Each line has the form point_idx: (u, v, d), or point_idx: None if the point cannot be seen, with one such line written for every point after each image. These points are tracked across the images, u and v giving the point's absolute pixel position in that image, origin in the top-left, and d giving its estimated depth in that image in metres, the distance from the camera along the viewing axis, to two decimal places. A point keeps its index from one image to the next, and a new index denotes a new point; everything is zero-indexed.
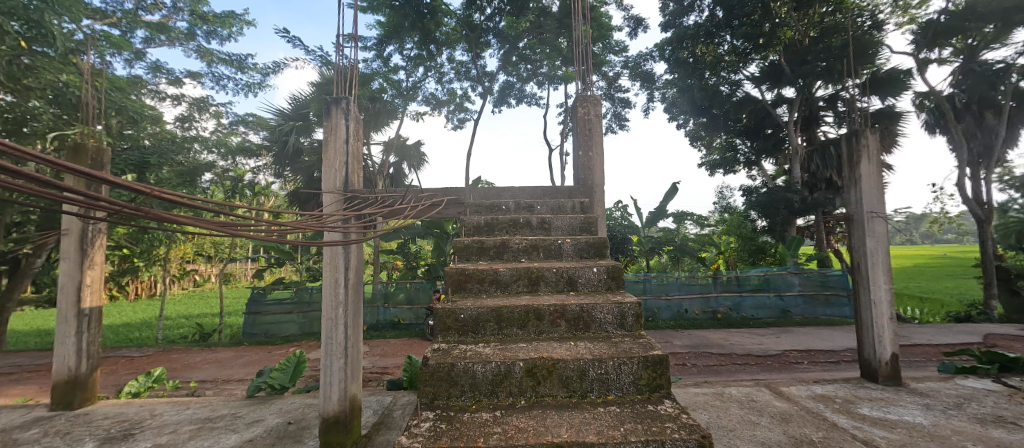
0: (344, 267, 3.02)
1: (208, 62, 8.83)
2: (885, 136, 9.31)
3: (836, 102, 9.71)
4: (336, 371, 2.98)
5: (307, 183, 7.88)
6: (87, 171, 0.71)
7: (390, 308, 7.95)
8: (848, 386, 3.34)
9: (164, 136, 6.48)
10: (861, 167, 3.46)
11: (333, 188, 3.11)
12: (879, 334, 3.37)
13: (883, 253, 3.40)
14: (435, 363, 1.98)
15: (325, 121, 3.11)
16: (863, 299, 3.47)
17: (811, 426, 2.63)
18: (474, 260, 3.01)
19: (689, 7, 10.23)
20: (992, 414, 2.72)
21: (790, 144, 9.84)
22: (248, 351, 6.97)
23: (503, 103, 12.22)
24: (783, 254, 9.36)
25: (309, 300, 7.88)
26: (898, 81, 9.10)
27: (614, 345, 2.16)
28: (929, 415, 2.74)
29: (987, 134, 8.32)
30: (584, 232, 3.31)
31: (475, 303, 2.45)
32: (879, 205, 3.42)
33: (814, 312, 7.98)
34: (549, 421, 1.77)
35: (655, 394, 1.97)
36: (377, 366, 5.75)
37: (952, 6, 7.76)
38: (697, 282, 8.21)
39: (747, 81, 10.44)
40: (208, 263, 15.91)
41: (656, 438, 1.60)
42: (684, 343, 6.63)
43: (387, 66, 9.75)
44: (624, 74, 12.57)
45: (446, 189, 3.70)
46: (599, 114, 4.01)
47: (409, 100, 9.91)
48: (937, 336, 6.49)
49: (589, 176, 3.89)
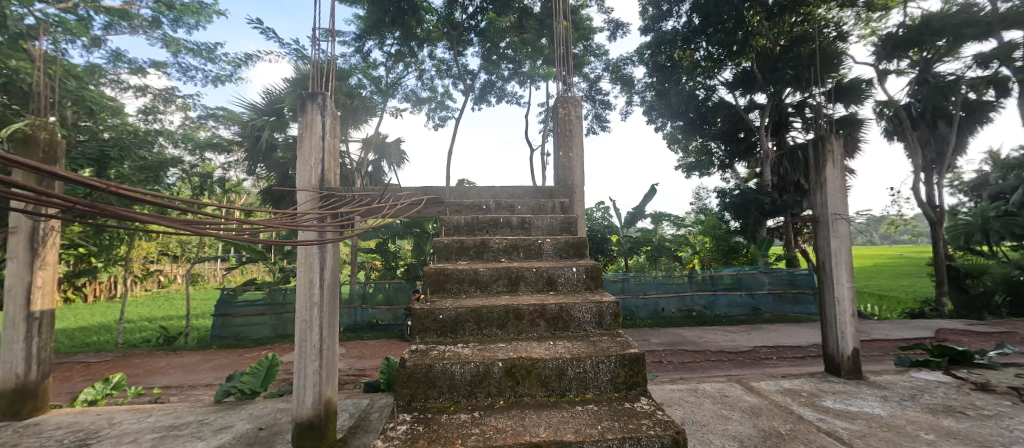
0: (319, 267, 2.94)
1: (174, 52, 8.41)
2: (848, 142, 9.82)
3: (804, 108, 10.17)
4: (310, 374, 2.90)
5: (282, 181, 7.63)
6: (44, 166, 0.66)
7: (368, 309, 7.80)
8: (813, 380, 3.50)
9: (126, 130, 6.13)
10: (826, 171, 3.62)
11: (308, 186, 3.02)
12: (842, 330, 3.54)
13: (846, 253, 3.57)
14: (413, 364, 1.94)
15: (299, 117, 3.01)
16: (828, 297, 3.64)
17: (779, 420, 2.73)
18: (454, 260, 2.98)
19: (667, 13, 10.45)
20: (942, 404, 2.91)
21: (762, 148, 10.21)
22: (217, 355, 6.68)
23: (484, 101, 12.19)
24: (755, 254, 9.71)
25: (283, 301, 7.66)
26: (860, 90, 9.61)
27: (592, 343, 2.19)
28: (886, 407, 2.90)
29: (939, 141, 8.90)
30: (564, 232, 3.34)
31: (455, 304, 2.43)
32: (843, 207, 3.59)
33: (783, 310, 8.31)
34: (527, 421, 1.77)
35: (632, 392, 2.00)
36: (354, 369, 5.63)
37: (909, 21, 8.20)
38: (674, 281, 8.41)
39: (721, 86, 10.81)
40: (174, 263, 15.19)
41: (632, 435, 1.63)
42: (660, 340, 6.78)
43: (366, 62, 9.57)
44: (604, 76, 12.78)
45: (425, 188, 3.65)
46: (580, 115, 4.06)
47: (389, 97, 9.77)
48: (894, 331, 6.89)
49: (570, 177, 3.93)
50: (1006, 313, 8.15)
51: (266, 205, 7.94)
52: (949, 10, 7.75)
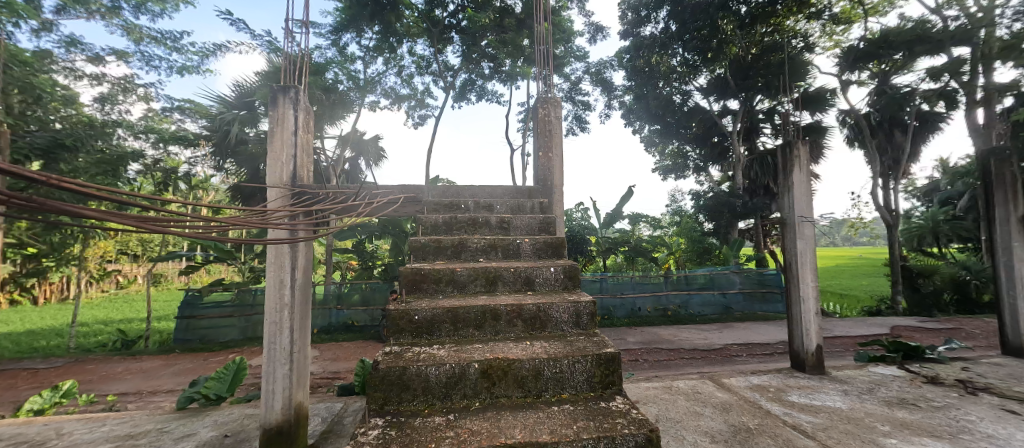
0: (291, 268, 2.83)
1: (136, 40, 7.94)
2: (813, 148, 10.30)
3: (773, 115, 10.61)
4: (280, 378, 2.80)
5: (252, 177, 7.33)
6: None
7: (343, 309, 7.59)
8: (780, 376, 3.64)
9: (80, 121, 5.74)
10: (793, 175, 3.77)
11: (278, 183, 2.90)
12: (807, 328, 3.69)
13: (811, 254, 3.73)
14: (386, 367, 1.90)
15: (269, 111, 2.89)
16: (794, 296, 3.79)
17: (748, 415, 2.82)
18: (431, 260, 2.94)
19: (646, 18, 10.65)
20: (897, 397, 3.07)
21: (734, 152, 10.58)
22: (180, 359, 6.36)
23: (464, 99, 12.11)
24: (727, 255, 9.99)
25: (253, 303, 7.36)
26: (824, 99, 10.09)
27: (569, 343, 2.19)
28: (846, 400, 3.04)
29: (894, 149, 9.47)
30: (542, 231, 3.35)
31: (431, 304, 2.39)
32: (809, 211, 3.74)
33: (753, 308, 8.62)
34: (503, 423, 1.76)
35: (607, 391, 2.02)
36: (328, 372, 5.46)
37: (869, 35, 8.71)
38: (650, 281, 8.57)
39: (697, 92, 11.18)
40: (134, 263, 14.38)
41: (607, 434, 1.65)
42: (637, 339, 6.90)
43: (342, 56, 9.32)
44: (585, 78, 12.95)
45: (403, 187, 3.58)
46: (559, 116, 4.08)
47: (366, 93, 9.56)
48: (854, 328, 7.26)
49: (549, 177, 3.94)
50: (953, 310, 8.73)
51: (235, 202, 7.60)
52: (905, 26, 8.19)
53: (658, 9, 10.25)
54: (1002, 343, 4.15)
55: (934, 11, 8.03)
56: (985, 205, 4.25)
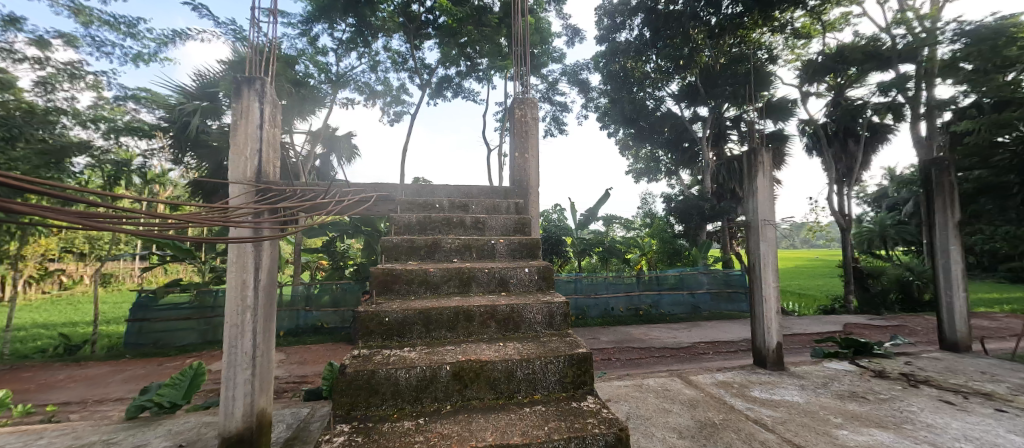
0: (254, 268, 2.70)
1: (84, 23, 7.35)
2: (776, 155, 10.84)
3: (739, 123, 11.22)
4: (240, 384, 2.67)
5: (214, 172, 6.95)
6: None
7: (312, 311, 7.31)
8: (743, 373, 3.79)
9: (18, 107, 5.25)
10: (758, 180, 3.94)
11: (241, 179, 2.76)
12: (768, 326, 3.87)
13: (772, 255, 3.91)
14: (353, 371, 1.84)
15: (232, 102, 2.74)
16: (757, 295, 3.97)
17: (714, 410, 2.93)
18: (404, 261, 2.87)
19: (621, 25, 10.89)
20: (849, 391, 3.27)
21: (704, 158, 11.05)
22: (130, 365, 5.94)
23: (440, 96, 12.00)
24: (696, 256, 10.33)
25: (214, 304, 6.96)
26: (786, 109, 10.67)
27: (542, 344, 2.19)
28: (804, 394, 3.21)
29: (848, 158, 10.08)
30: (517, 232, 3.35)
31: (403, 305, 2.34)
32: (771, 214, 3.93)
33: (719, 307, 8.96)
34: (474, 425, 1.75)
35: (579, 391, 2.04)
36: (295, 376, 5.25)
37: (828, 49, 9.20)
38: (623, 282, 8.73)
39: (669, 98, 11.57)
40: (80, 262, 13.36)
41: (578, 434, 1.66)
42: (610, 339, 7.02)
43: (314, 47, 9.04)
44: (562, 80, 13.11)
45: (376, 185, 3.49)
46: (536, 117, 4.10)
47: (339, 87, 9.30)
48: (811, 326, 7.69)
49: (525, 177, 3.95)
50: (898, 308, 9.39)
51: (195, 198, 7.17)
52: (858, 43, 8.75)
53: (633, 15, 10.49)
54: (940, 338, 4.50)
55: (884, 29, 8.63)
56: (927, 210, 4.59)
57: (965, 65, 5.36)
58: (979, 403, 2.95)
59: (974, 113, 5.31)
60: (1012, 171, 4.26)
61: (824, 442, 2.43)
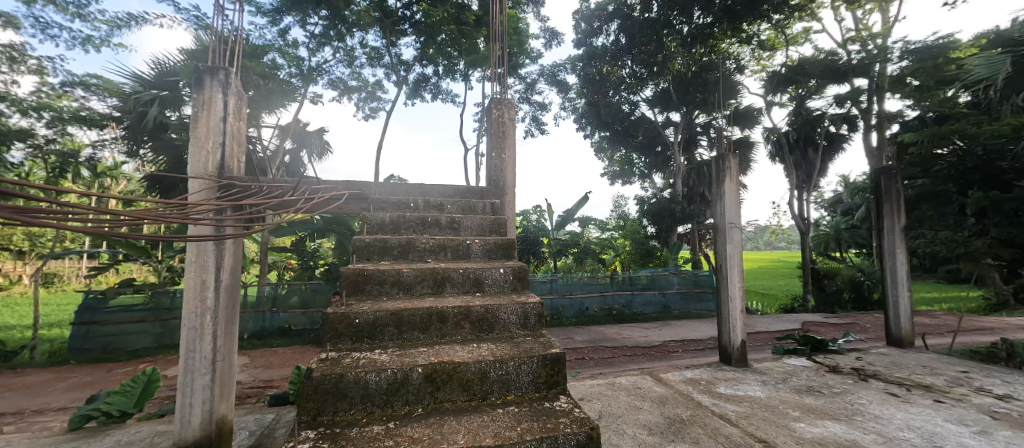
0: (215, 268, 2.57)
1: (27, 2, 6.77)
2: (742, 161, 11.34)
3: (709, 129, 11.66)
4: (198, 390, 2.54)
5: (173, 166, 6.49)
6: None
7: (279, 312, 7.04)
8: (710, 369, 3.93)
9: None
10: (725, 184, 4.09)
11: (202, 174, 2.62)
12: (732, 324, 4.04)
13: (738, 256, 4.08)
14: (321, 375, 1.77)
15: (194, 93, 2.60)
16: (723, 295, 4.13)
17: (682, 406, 3.02)
18: (376, 261, 2.81)
19: (598, 30, 11.08)
20: (806, 385, 3.45)
21: (675, 162, 11.45)
22: (74, 372, 5.50)
23: (418, 96, 11.85)
24: (667, 257, 10.64)
25: (171, 306, 6.56)
26: (752, 116, 11.20)
27: (516, 345, 2.19)
28: (765, 389, 3.36)
29: (807, 165, 10.66)
30: (493, 232, 3.34)
31: (374, 306, 2.29)
32: (737, 218, 4.10)
33: (688, 307, 9.28)
34: (446, 428, 1.73)
35: (552, 391, 2.05)
36: (259, 380, 5.02)
37: (790, 62, 9.68)
38: (597, 282, 8.87)
39: (643, 103, 11.90)
40: (18, 260, 12.29)
41: (550, 434, 1.67)
42: (584, 338, 7.12)
43: (284, 40, 8.70)
44: (540, 81, 13.23)
45: (348, 182, 3.39)
46: (513, 118, 4.11)
47: (311, 81, 9.01)
48: (773, 324, 8.08)
49: (501, 178, 3.94)
50: (851, 307, 10.01)
51: (151, 193, 6.72)
52: (817, 57, 9.28)
53: (610, 21, 10.69)
54: (887, 335, 4.82)
55: (840, 45, 9.20)
56: (877, 215, 4.91)
57: (911, 81, 5.80)
58: (921, 394, 3.19)
59: (918, 125, 5.75)
60: (950, 180, 4.63)
61: (783, 435, 2.56)
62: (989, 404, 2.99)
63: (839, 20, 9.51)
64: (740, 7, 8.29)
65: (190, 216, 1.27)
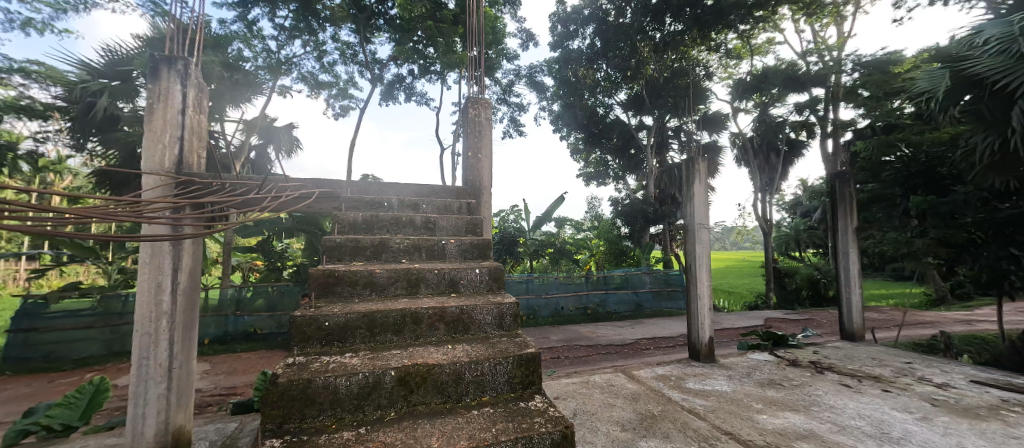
0: (172, 270, 2.42)
1: None
2: (710, 164, 11.80)
3: (679, 133, 12.05)
4: (152, 400, 2.38)
5: (125, 161, 6.00)
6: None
7: (243, 315, 6.72)
8: (680, 365, 4.06)
9: None
10: (695, 187, 4.24)
11: (157, 169, 2.47)
12: (701, 321, 4.19)
13: (706, 256, 4.24)
14: (286, 381, 1.70)
15: (148, 83, 2.43)
16: (692, 293, 4.27)
17: (654, 402, 3.09)
18: (348, 261, 2.73)
19: (574, 33, 11.23)
20: (768, 379, 3.62)
21: (648, 165, 11.77)
22: (8, 383, 5.04)
23: (391, 97, 11.63)
24: (640, 257, 10.91)
25: (123, 311, 6.12)
26: (720, 121, 11.67)
27: (491, 345, 2.18)
28: (731, 384, 3.50)
29: (770, 169, 11.21)
30: (469, 233, 3.31)
31: (345, 308, 2.22)
32: (706, 218, 4.25)
33: (660, 305, 9.56)
34: (419, 432, 1.70)
35: (527, 391, 2.05)
36: (221, 388, 4.77)
37: (754, 71, 10.14)
38: (573, 282, 8.98)
39: (617, 106, 12.16)
40: None
41: (525, 435, 1.68)
42: (559, 338, 7.19)
43: (250, 30, 8.32)
44: (517, 82, 13.26)
45: (318, 180, 3.28)
46: (490, 118, 4.10)
47: (279, 74, 8.66)
48: (739, 321, 8.44)
49: (477, 178, 3.92)
50: (809, 303, 10.59)
51: (100, 191, 6.23)
52: (779, 66, 9.79)
53: (585, 25, 10.85)
54: (841, 329, 5.13)
55: (800, 56, 9.73)
56: (832, 216, 5.22)
57: (862, 92, 6.19)
58: (870, 385, 3.42)
59: (868, 133, 6.16)
60: (897, 184, 4.98)
61: (746, 427, 2.67)
62: (929, 392, 3.23)
63: (799, 32, 10.05)
64: (709, 17, 8.72)
65: (148, 216, 1.18)
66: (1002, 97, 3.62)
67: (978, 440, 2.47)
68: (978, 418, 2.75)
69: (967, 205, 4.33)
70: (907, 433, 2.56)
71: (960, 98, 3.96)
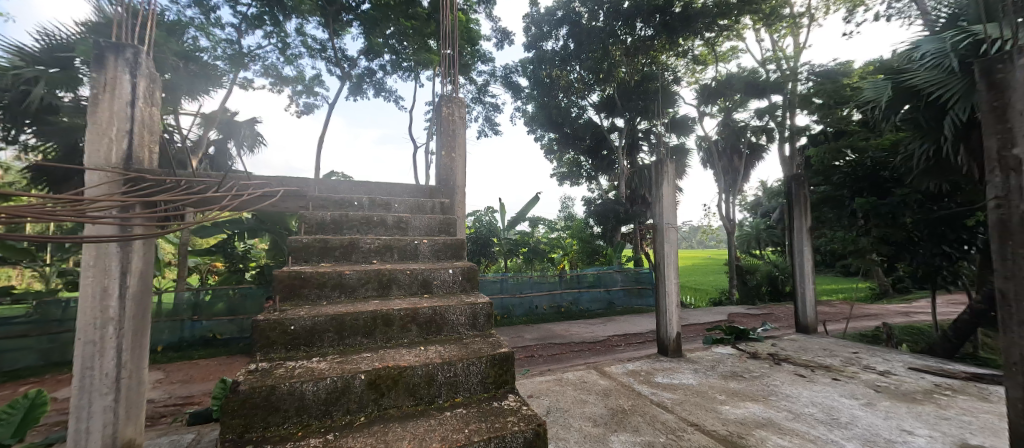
0: (120, 272, 2.26)
1: None
2: (678, 166, 12.23)
3: (649, 135, 12.38)
4: (97, 413, 2.21)
5: (66, 155, 5.56)
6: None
7: (201, 320, 6.36)
8: (649, 361, 4.19)
9: None
10: (663, 188, 4.38)
11: (102, 163, 2.29)
12: (669, 318, 4.33)
13: (673, 255, 4.40)
14: (249, 389, 1.63)
15: (91, 72, 2.25)
16: (661, 290, 4.41)
17: (624, 397, 3.18)
18: (315, 262, 2.64)
19: (548, 34, 11.32)
20: (731, 371, 3.80)
21: (620, 166, 12.07)
22: None
23: (360, 92, 11.33)
24: (612, 256, 11.17)
25: (63, 317, 5.64)
26: (686, 125, 12.12)
27: (465, 346, 2.18)
28: (696, 377, 3.64)
29: (733, 172, 11.73)
30: (442, 232, 3.28)
31: (313, 311, 2.14)
32: (673, 218, 4.41)
33: (631, 303, 9.83)
34: (390, 436, 1.67)
35: (500, 390, 2.05)
36: (176, 397, 4.49)
37: (719, 77, 10.58)
38: (547, 281, 9.06)
39: (590, 108, 12.38)
40: None
41: (498, 434, 1.68)
42: (533, 336, 7.25)
43: (208, 19, 7.87)
44: (492, 82, 13.25)
45: (282, 178, 3.14)
46: (463, 118, 4.08)
47: (240, 66, 8.22)
48: (704, 317, 8.80)
49: (450, 177, 3.88)
50: (768, 298, 11.19)
51: (36, 187, 5.70)
52: (742, 73, 10.27)
53: (559, 26, 10.97)
54: (796, 323, 5.45)
55: (760, 64, 10.26)
56: (789, 216, 5.52)
57: (815, 100, 6.61)
58: (822, 374, 3.66)
59: (821, 139, 6.57)
60: (845, 187, 5.33)
61: (711, 418, 2.79)
62: (873, 380, 3.50)
63: (760, 42, 10.60)
64: (677, 23, 9.16)
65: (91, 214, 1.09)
66: (936, 108, 3.93)
67: (915, 422, 2.69)
68: (914, 402, 3.01)
69: (906, 206, 4.68)
70: (854, 418, 2.76)
71: (901, 107, 4.28)
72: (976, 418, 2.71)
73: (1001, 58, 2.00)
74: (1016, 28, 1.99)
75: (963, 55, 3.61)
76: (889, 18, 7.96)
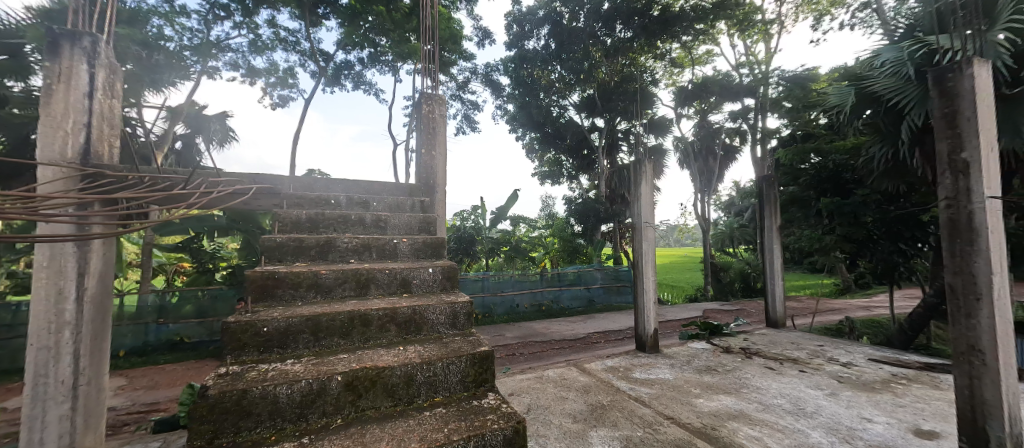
0: (77, 275, 2.13)
1: None
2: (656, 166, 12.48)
3: (629, 135, 12.53)
4: (51, 424, 2.09)
5: (15, 148, 5.15)
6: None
7: (167, 323, 6.07)
8: (628, 357, 4.28)
9: None
10: (641, 187, 4.46)
11: (56, 159, 2.16)
12: (647, 315, 4.43)
13: (651, 253, 4.50)
14: (218, 393, 1.57)
15: (43, 61, 2.12)
16: (639, 288, 4.50)
17: (603, 393, 3.23)
18: (290, 262, 2.57)
19: (529, 33, 11.33)
20: (706, 366, 3.92)
21: (599, 165, 12.24)
22: None
23: (336, 85, 11.06)
24: (591, 254, 11.34)
25: (13, 322, 5.28)
26: (664, 126, 12.39)
27: (445, 345, 2.16)
28: (673, 372, 3.74)
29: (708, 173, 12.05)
30: (423, 231, 3.25)
31: (287, 312, 2.08)
32: (651, 217, 4.49)
33: (611, 300, 9.99)
34: (368, 438, 1.64)
35: (480, 389, 2.06)
36: (140, 404, 4.28)
37: (695, 80, 10.85)
38: (528, 279, 9.09)
39: (571, 107, 12.46)
40: None
41: (478, 432, 1.68)
42: (515, 334, 7.28)
43: (171, 6, 7.50)
44: (473, 80, 13.19)
45: (256, 175, 3.04)
46: (444, 115, 4.04)
47: (208, 57, 7.88)
48: (681, 313, 9.04)
49: (430, 176, 3.84)
50: (740, 295, 11.60)
51: None
52: (717, 76, 10.57)
53: (540, 26, 10.99)
54: (767, 318, 5.67)
55: (734, 68, 10.59)
56: (761, 215, 5.72)
57: (784, 104, 6.85)
58: (790, 366, 3.83)
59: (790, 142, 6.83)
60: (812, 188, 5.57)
61: (686, 411, 2.87)
62: (837, 371, 3.69)
63: (734, 46, 10.93)
64: (655, 26, 9.38)
65: (43, 213, 1.01)
66: (894, 113, 4.16)
67: (874, 410, 2.85)
68: (873, 391, 3.18)
69: (866, 206, 4.94)
70: (818, 408, 2.90)
71: (863, 112, 4.51)
72: (928, 405, 2.90)
73: (951, 67, 2.13)
74: (964, 39, 2.12)
75: (918, 64, 3.82)
76: (853, 27, 8.34)
